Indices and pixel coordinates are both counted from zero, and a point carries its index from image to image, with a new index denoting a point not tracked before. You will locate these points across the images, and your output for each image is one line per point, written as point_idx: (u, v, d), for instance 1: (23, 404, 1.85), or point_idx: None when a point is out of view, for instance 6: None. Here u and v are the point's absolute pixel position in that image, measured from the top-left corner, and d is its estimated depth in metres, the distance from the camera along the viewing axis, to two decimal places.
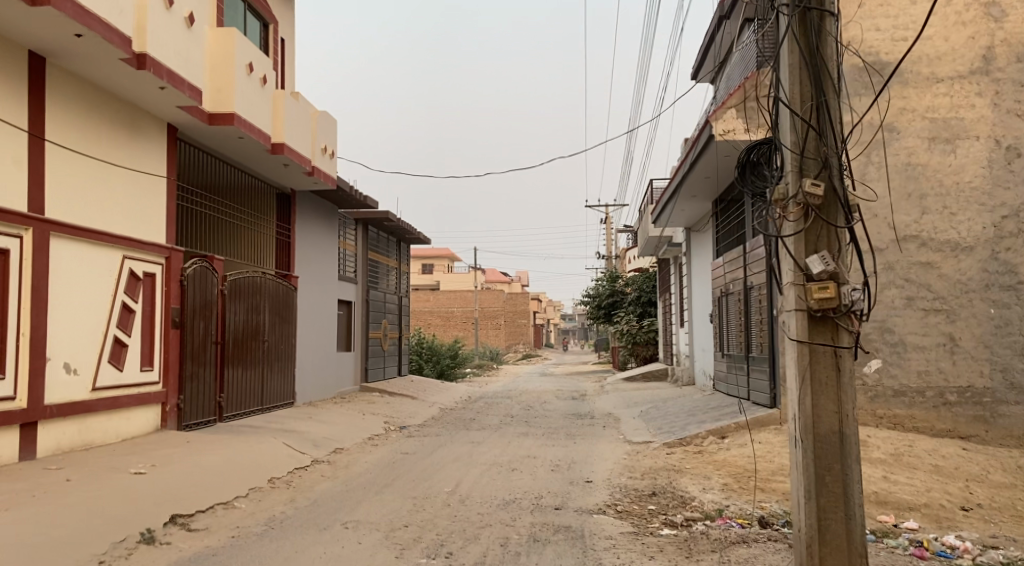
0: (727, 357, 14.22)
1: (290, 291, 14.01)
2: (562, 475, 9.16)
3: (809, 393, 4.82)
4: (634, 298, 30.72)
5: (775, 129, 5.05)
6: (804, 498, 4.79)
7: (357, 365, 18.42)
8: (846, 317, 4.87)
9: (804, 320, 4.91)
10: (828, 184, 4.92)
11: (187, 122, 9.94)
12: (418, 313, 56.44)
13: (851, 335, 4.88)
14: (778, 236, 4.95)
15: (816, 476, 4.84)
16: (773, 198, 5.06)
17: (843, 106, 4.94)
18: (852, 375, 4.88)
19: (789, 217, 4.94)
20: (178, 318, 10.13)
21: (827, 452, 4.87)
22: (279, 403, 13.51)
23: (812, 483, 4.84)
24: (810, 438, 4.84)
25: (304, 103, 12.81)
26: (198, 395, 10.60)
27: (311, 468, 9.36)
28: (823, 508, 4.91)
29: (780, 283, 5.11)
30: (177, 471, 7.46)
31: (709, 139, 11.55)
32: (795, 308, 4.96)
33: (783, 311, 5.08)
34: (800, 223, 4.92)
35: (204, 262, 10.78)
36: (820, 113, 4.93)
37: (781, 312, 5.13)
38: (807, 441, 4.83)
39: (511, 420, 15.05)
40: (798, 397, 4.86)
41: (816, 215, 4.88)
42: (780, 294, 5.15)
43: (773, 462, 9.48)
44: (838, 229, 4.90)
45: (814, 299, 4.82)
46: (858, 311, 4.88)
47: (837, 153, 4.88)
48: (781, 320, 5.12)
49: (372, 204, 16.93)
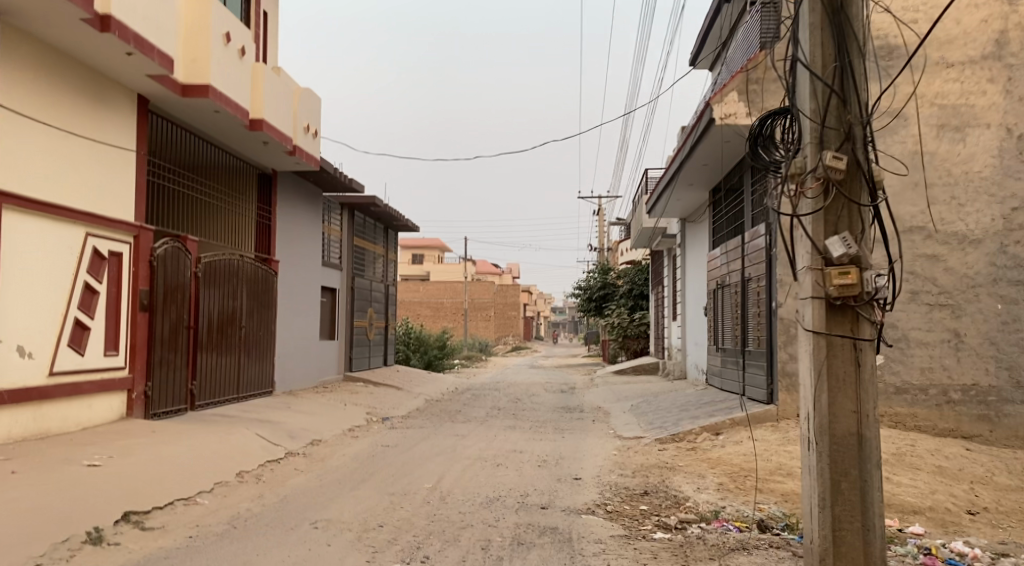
0: (722, 351, 13.81)
1: (269, 274, 13.47)
2: (550, 472, 8.70)
3: (825, 392, 4.65)
4: (626, 290, 30.30)
5: (795, 97, 4.86)
6: (817, 505, 4.61)
7: (342, 354, 17.92)
8: (868, 307, 4.69)
9: (823, 308, 4.72)
10: (851, 157, 4.72)
11: (158, 93, 9.39)
12: (408, 303, 55.89)
13: (873, 327, 4.73)
14: (795, 215, 4.78)
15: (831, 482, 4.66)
16: (790, 172, 4.88)
17: (868, 71, 4.73)
18: (872, 372, 4.68)
19: (808, 194, 4.76)
20: (147, 301, 9.59)
21: (843, 456, 4.69)
22: (258, 392, 13.05)
23: (826, 488, 4.66)
24: (825, 440, 4.66)
25: (287, 80, 12.28)
26: (168, 382, 10.09)
27: (284, 461, 8.87)
28: (839, 516, 4.72)
29: (797, 269, 4.93)
30: (135, 464, 6.98)
31: (709, 123, 11.11)
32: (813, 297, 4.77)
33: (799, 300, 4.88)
34: (819, 201, 4.73)
35: (176, 242, 10.24)
36: (844, 79, 4.72)
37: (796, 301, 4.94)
38: (821, 444, 4.65)
39: (498, 413, 14.58)
40: (813, 397, 4.68)
41: (837, 191, 4.71)
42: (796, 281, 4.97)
43: (770, 461, 9.05)
44: (862, 208, 4.71)
45: (835, 285, 4.66)
46: (880, 301, 4.72)
47: (860, 124, 4.68)
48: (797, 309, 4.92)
49: (358, 188, 16.39)
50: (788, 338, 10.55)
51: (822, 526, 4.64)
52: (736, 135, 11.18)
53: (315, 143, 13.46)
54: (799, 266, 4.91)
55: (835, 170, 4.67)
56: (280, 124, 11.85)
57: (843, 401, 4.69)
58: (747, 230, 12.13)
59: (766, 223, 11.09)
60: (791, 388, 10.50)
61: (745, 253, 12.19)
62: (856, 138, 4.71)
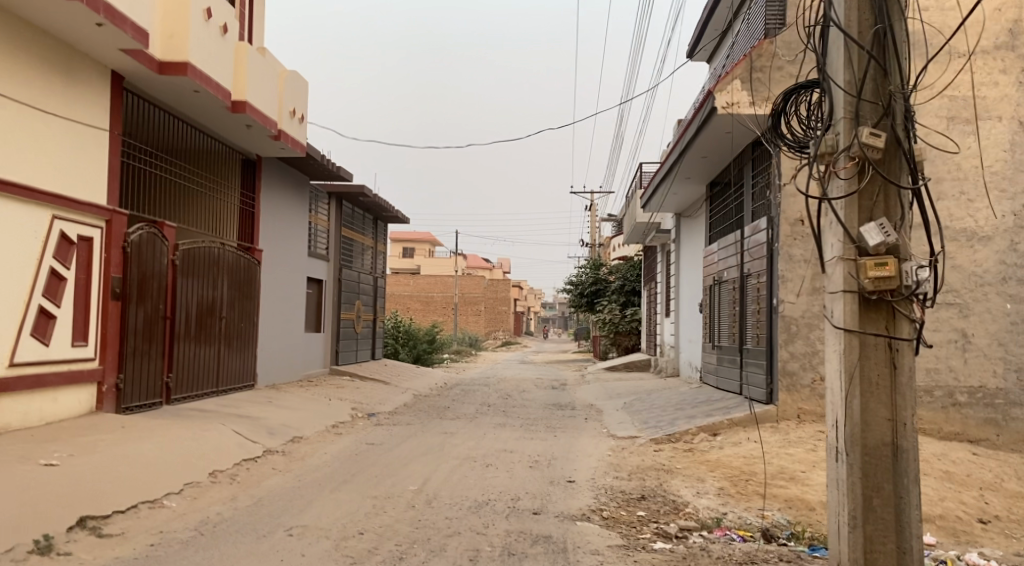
0: (719, 349, 13.45)
1: (253, 263, 12.99)
2: (542, 474, 8.28)
3: (858, 396, 4.64)
4: (618, 286, 29.91)
5: (828, 70, 4.83)
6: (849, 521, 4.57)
7: (328, 347, 17.45)
8: (906, 301, 4.65)
9: (855, 303, 4.72)
10: (890, 133, 4.69)
11: (133, 70, 8.90)
12: (396, 296, 55.34)
13: (911, 325, 4.67)
14: (828, 197, 4.78)
15: (863, 497, 4.64)
16: (821, 151, 4.87)
17: (907, 41, 4.69)
18: (909, 376, 4.66)
19: (841, 173, 4.76)
20: (119, 289, 9.10)
21: (877, 467, 4.67)
22: (239, 386, 12.59)
23: (858, 504, 4.63)
24: (857, 451, 4.64)
25: (273, 62, 11.80)
26: (143, 374, 9.61)
27: (261, 460, 8.41)
28: (871, 535, 4.67)
29: (826, 260, 4.93)
30: (99, 463, 6.54)
31: (710, 112, 10.71)
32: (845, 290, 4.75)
33: (829, 294, 4.87)
34: (853, 180, 4.73)
35: (152, 228, 9.75)
36: (882, 51, 4.69)
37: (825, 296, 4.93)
38: (854, 455, 4.63)
39: (488, 410, 14.15)
40: (845, 404, 4.67)
41: (873, 170, 4.69)
42: (824, 274, 4.97)
43: (772, 464, 8.66)
44: (900, 187, 4.69)
45: (870, 277, 4.65)
46: (919, 297, 4.66)
47: (899, 97, 4.64)
48: (827, 305, 4.93)
49: (346, 176, 15.89)
50: (789, 336, 10.18)
51: (853, 544, 4.63)
52: (738, 125, 10.78)
53: (302, 129, 12.98)
54: (830, 256, 4.89)
55: (874, 148, 4.64)
56: (265, 108, 11.36)
57: (877, 407, 4.70)
58: (747, 224, 11.75)
59: (768, 217, 10.68)
60: (792, 388, 10.15)
61: (745, 248, 11.79)
62: (895, 114, 4.67)
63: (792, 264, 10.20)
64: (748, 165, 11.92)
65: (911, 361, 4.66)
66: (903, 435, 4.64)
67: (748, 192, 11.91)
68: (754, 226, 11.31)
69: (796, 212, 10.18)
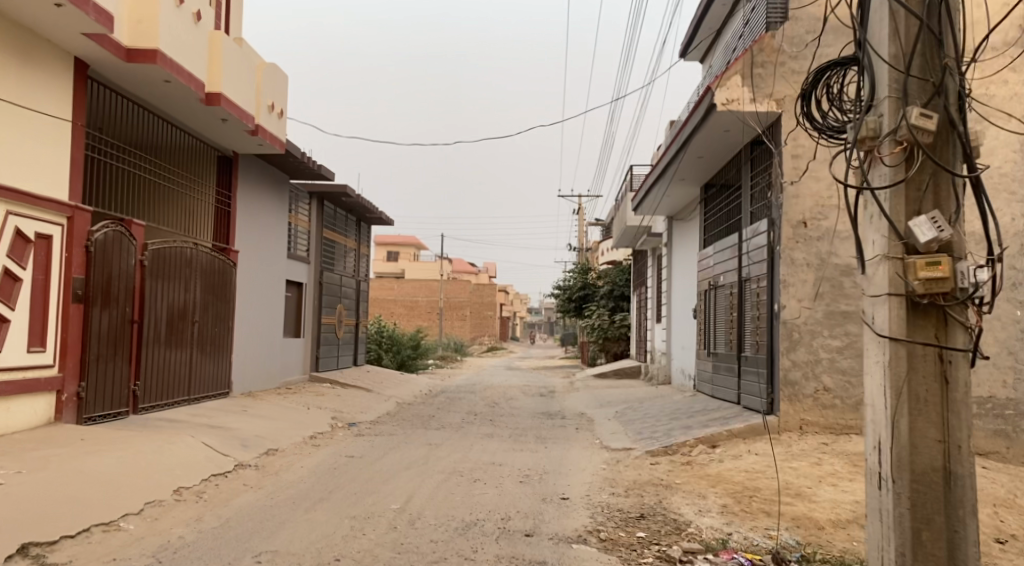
0: (714, 356, 13.00)
1: (229, 266, 12.42)
2: (533, 490, 7.76)
3: (906, 414, 4.33)
4: (607, 291, 29.44)
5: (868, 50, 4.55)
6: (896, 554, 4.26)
7: (308, 352, 16.85)
8: (960, 306, 4.31)
9: (903, 308, 4.39)
10: (944, 114, 4.44)
11: (98, 57, 8.32)
12: (381, 301, 54.63)
13: (967, 334, 4.31)
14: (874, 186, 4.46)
15: (912, 528, 4.31)
16: (862, 136, 4.56)
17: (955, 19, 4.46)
18: (964, 396, 4.32)
19: (888, 159, 4.45)
20: (82, 291, 8.50)
21: (927, 496, 4.34)
22: (213, 394, 12.01)
23: (907, 535, 4.31)
24: (906, 475, 4.33)
25: (250, 53, 11.26)
26: (107, 382, 9.02)
27: (231, 475, 7.84)
28: None
29: (866, 260, 4.58)
30: (49, 481, 5.97)
31: (708, 109, 10.23)
32: (893, 293, 4.40)
33: (872, 300, 4.52)
34: (900, 165, 4.42)
35: (118, 226, 9.17)
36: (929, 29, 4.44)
37: (867, 301, 4.58)
38: (901, 479, 4.33)
39: (474, 418, 13.62)
40: (891, 423, 4.37)
41: (922, 154, 4.39)
42: (864, 275, 4.63)
43: (775, 479, 8.19)
44: (954, 172, 4.42)
45: (920, 278, 4.30)
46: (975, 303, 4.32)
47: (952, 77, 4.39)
48: (868, 311, 4.59)
49: (328, 175, 15.29)
50: (791, 344, 9.75)
51: None
52: (737, 123, 10.33)
53: (281, 125, 12.44)
54: (872, 255, 4.54)
55: (924, 131, 4.34)
56: (241, 101, 10.80)
57: (927, 428, 4.37)
58: (745, 227, 11.31)
59: (768, 219, 10.23)
60: (793, 398, 9.71)
61: (743, 251, 11.35)
62: (947, 93, 4.42)
63: (794, 268, 9.78)
64: (745, 165, 11.48)
65: (966, 376, 4.31)
66: (957, 460, 4.31)
67: (746, 194, 11.47)
68: (753, 228, 10.88)
69: (798, 214, 9.77)
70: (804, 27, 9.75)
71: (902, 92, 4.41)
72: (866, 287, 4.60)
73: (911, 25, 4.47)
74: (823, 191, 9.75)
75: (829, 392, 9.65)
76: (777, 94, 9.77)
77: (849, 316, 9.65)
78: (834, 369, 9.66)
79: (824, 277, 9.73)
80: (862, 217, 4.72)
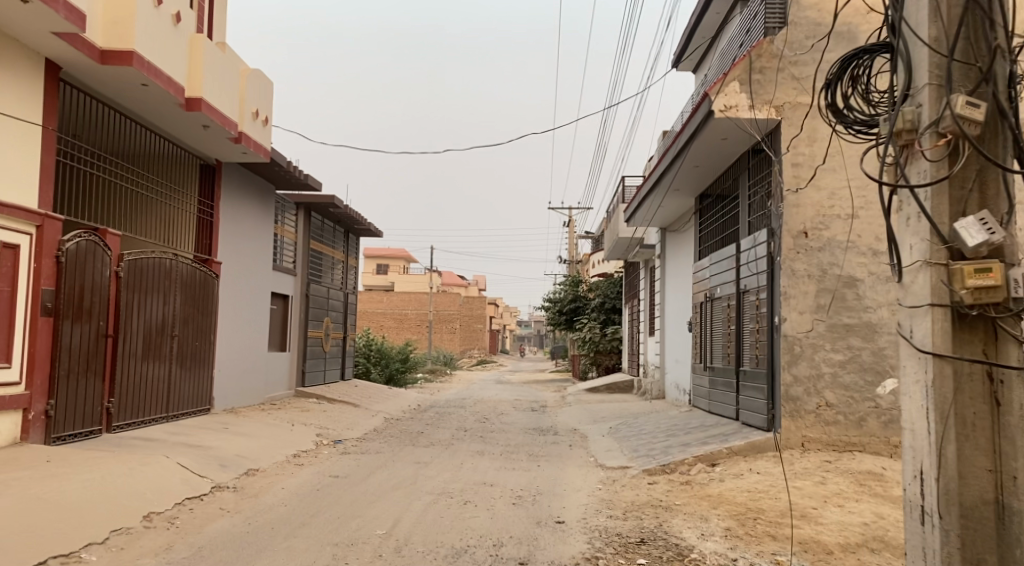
0: (711, 370, 12.69)
1: (210, 278, 12.01)
2: (526, 513, 7.37)
3: (955, 444, 4.10)
4: (598, 304, 29.12)
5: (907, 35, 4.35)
6: None
7: (294, 367, 16.41)
8: (1010, 318, 4.09)
9: (947, 321, 4.14)
10: (991, 102, 4.19)
11: (71, 58, 7.94)
12: (370, 314, 54.11)
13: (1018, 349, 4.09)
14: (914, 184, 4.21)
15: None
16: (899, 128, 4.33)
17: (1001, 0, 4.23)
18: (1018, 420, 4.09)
19: (929, 152, 4.22)
20: (52, 303, 8.07)
21: (982, 533, 4.10)
22: (193, 411, 11.57)
23: None
24: (957, 511, 4.09)
25: (234, 58, 10.91)
26: (79, 399, 8.58)
27: (207, 499, 7.41)
28: None
29: (903, 266, 4.34)
30: (7, 508, 5.55)
31: (705, 117, 9.98)
32: (937, 307, 4.16)
33: (913, 313, 4.26)
34: (943, 157, 4.20)
35: (92, 235, 8.76)
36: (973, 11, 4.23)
37: (903, 313, 4.31)
38: (953, 516, 4.09)
39: (464, 435, 13.21)
40: (941, 454, 4.14)
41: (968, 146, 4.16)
42: (899, 279, 4.41)
43: (779, 500, 7.84)
44: (1001, 163, 4.18)
45: (969, 287, 4.06)
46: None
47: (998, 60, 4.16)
48: (905, 325, 4.32)
49: (315, 186, 14.92)
50: (792, 358, 9.44)
51: None
52: (736, 131, 10.05)
53: (266, 132, 12.07)
54: (908, 261, 4.30)
55: (970, 122, 4.12)
56: (224, 107, 10.43)
57: (976, 456, 4.14)
58: (743, 237, 11.03)
59: (767, 229, 9.94)
60: (795, 414, 9.39)
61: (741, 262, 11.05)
62: (996, 80, 4.18)
63: (795, 280, 9.48)
64: (743, 174, 11.21)
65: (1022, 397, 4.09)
66: (1011, 492, 4.07)
67: (744, 203, 11.18)
68: (751, 239, 10.59)
69: (798, 224, 9.48)
70: (803, 32, 9.50)
71: (946, 78, 4.18)
72: (904, 301, 4.34)
73: (953, 6, 4.26)
74: (824, 200, 9.47)
75: (832, 408, 9.33)
76: (776, 101, 9.50)
77: (852, 329, 9.35)
78: (837, 384, 9.35)
79: (826, 288, 9.43)
80: (898, 216, 4.49)
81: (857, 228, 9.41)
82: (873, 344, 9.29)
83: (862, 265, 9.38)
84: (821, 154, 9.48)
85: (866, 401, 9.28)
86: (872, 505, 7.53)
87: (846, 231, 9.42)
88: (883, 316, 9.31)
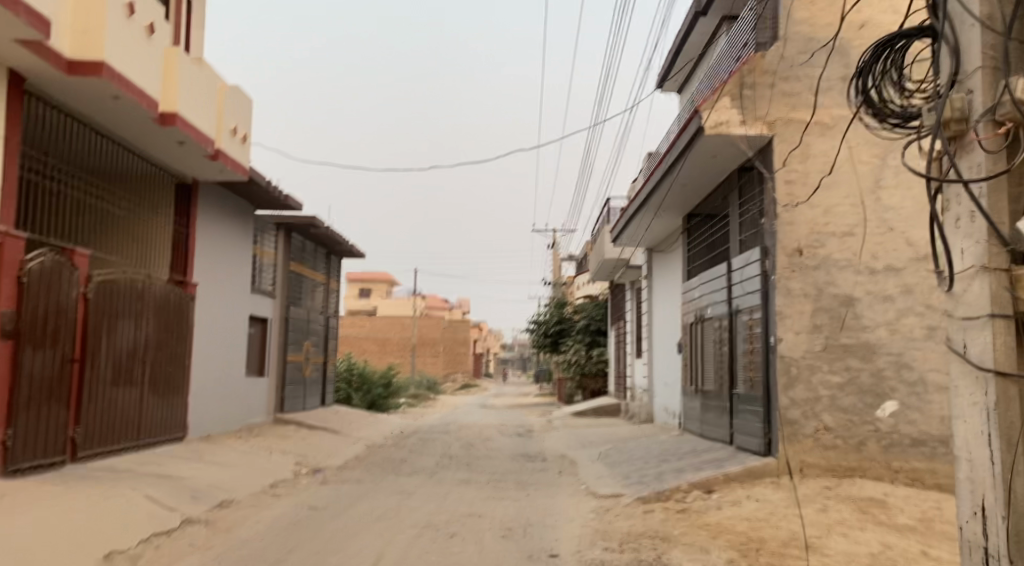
0: (703, 393, 12.36)
1: (185, 300, 11.52)
2: (516, 546, 6.95)
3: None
4: (584, 326, 28.80)
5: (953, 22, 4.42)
6: None
7: (273, 393, 15.89)
8: None
9: (1009, 337, 4.17)
10: None
11: (35, 69, 7.56)
12: (351, 338, 53.43)
13: None
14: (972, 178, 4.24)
15: None
16: (947, 119, 4.36)
17: None
18: None
19: (987, 140, 4.23)
20: (12, 327, 7.59)
21: None
22: (166, 439, 11.03)
23: None
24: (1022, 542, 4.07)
25: (212, 73, 10.55)
26: (39, 429, 8.07)
27: (177, 535, 6.94)
28: None
29: (957, 274, 4.37)
30: None
31: (696, 133, 9.72)
32: (996, 318, 4.18)
33: (966, 327, 4.32)
34: (1001, 145, 4.21)
35: (57, 254, 8.32)
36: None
37: (959, 329, 4.36)
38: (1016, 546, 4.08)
39: (450, 462, 12.76)
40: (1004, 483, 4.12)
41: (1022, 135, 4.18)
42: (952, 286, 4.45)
43: (781, 529, 7.49)
44: None
45: None
46: None
47: None
48: (960, 342, 4.36)
49: (294, 206, 14.49)
50: (789, 380, 9.14)
51: None
52: (728, 148, 9.83)
53: (245, 150, 11.67)
54: (963, 267, 4.35)
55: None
56: (200, 123, 10.04)
57: None
58: (735, 257, 10.76)
59: (761, 248, 9.68)
60: (792, 438, 9.07)
61: (733, 282, 10.77)
62: None
63: (790, 299, 9.21)
64: (734, 192, 10.99)
65: None
66: None
67: (735, 222, 10.94)
68: (744, 258, 10.32)
69: (794, 242, 9.23)
70: (795, 47, 9.34)
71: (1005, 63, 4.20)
72: (955, 312, 4.39)
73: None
74: (819, 217, 9.24)
75: (830, 432, 9.03)
76: (769, 117, 9.28)
77: (849, 350, 9.09)
78: (835, 407, 9.06)
79: (822, 308, 9.17)
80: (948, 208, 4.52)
81: (853, 246, 9.19)
82: (871, 366, 9.04)
83: (858, 284, 9.14)
84: (815, 170, 9.28)
85: (865, 424, 8.99)
86: (878, 534, 7.20)
87: (841, 249, 9.19)
88: (881, 336, 9.06)
